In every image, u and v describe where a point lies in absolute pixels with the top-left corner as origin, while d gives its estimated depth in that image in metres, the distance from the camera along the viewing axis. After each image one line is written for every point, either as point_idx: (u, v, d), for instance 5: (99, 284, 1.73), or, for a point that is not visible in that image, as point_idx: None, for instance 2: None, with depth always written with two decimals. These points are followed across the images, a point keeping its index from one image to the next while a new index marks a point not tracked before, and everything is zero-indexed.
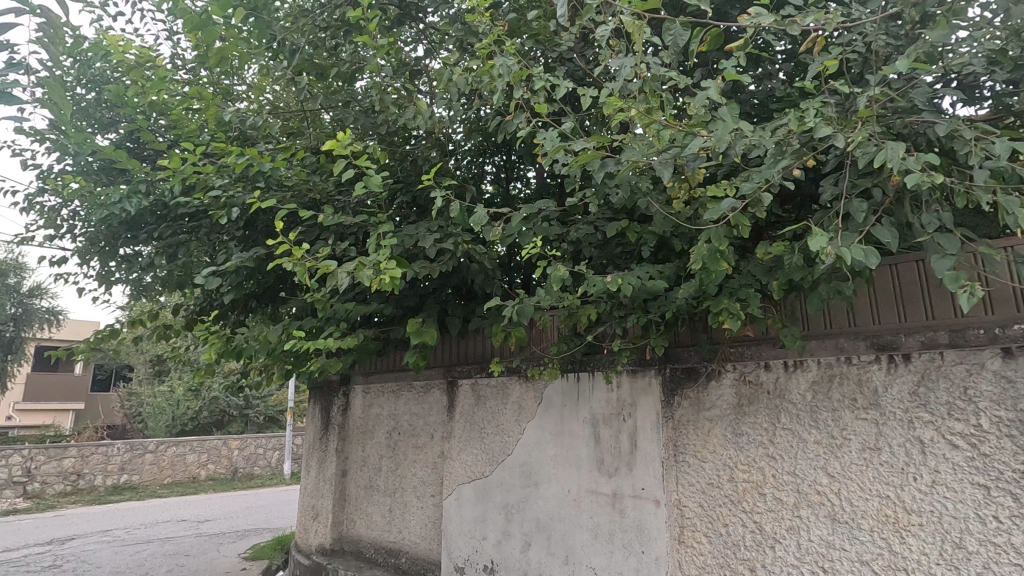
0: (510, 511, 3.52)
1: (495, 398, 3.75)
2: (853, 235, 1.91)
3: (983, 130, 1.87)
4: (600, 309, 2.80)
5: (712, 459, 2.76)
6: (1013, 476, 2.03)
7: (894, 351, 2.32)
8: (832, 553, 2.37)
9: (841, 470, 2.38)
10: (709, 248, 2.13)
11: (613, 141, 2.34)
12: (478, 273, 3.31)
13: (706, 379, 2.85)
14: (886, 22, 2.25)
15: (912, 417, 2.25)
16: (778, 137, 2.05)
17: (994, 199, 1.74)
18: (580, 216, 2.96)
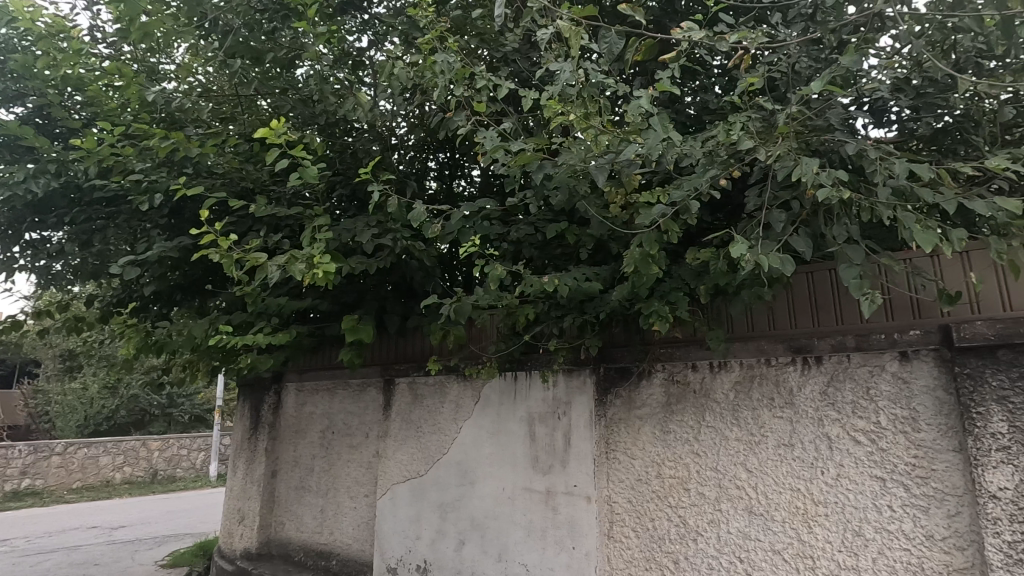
0: (445, 510, 3.51)
1: (433, 396, 3.72)
2: (772, 244, 2.03)
3: (887, 150, 2.03)
4: (538, 310, 2.84)
5: (641, 456, 2.87)
6: (906, 469, 2.20)
7: (808, 354, 2.48)
8: (749, 544, 2.51)
9: (758, 465, 2.53)
10: (641, 253, 2.22)
11: (552, 145, 2.38)
12: (418, 270, 3.28)
13: (638, 379, 2.95)
14: (808, 45, 2.39)
15: (822, 416, 2.41)
16: (707, 148, 2.15)
17: (894, 214, 1.89)
18: (521, 217, 2.98)
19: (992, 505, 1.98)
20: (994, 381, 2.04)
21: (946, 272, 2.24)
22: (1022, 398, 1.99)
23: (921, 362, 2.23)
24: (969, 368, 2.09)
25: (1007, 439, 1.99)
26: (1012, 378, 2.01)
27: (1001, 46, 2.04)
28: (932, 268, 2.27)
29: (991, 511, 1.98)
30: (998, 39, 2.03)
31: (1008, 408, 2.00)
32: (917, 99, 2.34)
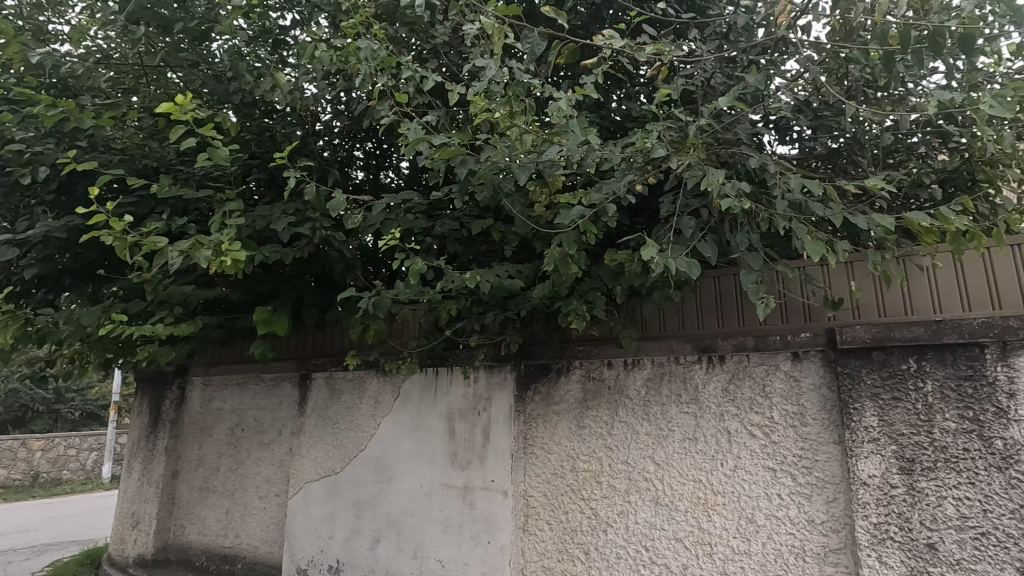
0: (360, 508, 3.43)
1: (351, 391, 3.62)
2: (681, 249, 2.14)
3: (786, 166, 2.19)
4: (461, 305, 2.84)
5: (558, 451, 2.94)
6: (793, 459, 2.40)
7: (713, 353, 2.63)
8: (654, 533, 2.64)
9: (665, 458, 2.66)
10: (560, 253, 2.28)
11: (477, 141, 2.38)
12: (338, 262, 3.17)
13: (556, 375, 3.02)
14: (723, 62, 2.53)
15: (723, 411, 2.57)
16: (625, 154, 2.22)
17: (789, 226, 2.05)
18: (446, 211, 2.96)
19: (862, 491, 2.20)
20: (868, 380, 2.26)
21: (832, 280, 2.45)
22: (890, 395, 2.22)
23: (809, 362, 2.43)
24: (848, 368, 2.31)
25: (877, 432, 2.21)
26: (883, 377, 2.24)
27: (885, 78, 2.25)
28: (821, 276, 2.48)
29: (862, 497, 2.20)
30: (883, 70, 2.24)
31: (879, 404, 2.23)
32: (815, 121, 2.54)
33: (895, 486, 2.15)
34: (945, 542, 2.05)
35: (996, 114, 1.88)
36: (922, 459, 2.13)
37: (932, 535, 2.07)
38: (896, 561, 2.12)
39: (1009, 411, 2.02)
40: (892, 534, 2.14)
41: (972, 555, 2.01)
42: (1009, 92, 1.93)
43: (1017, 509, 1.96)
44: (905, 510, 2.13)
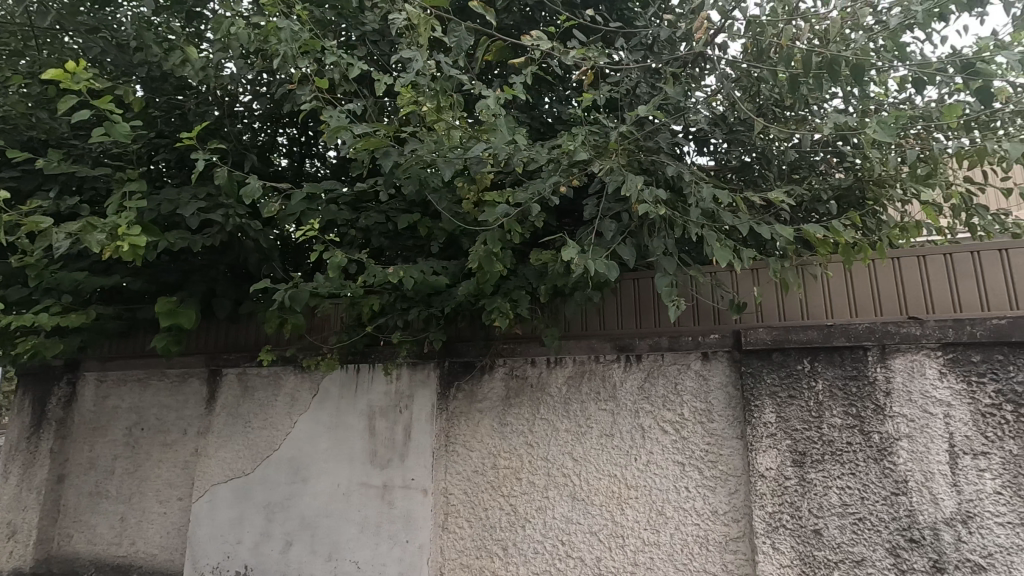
0: (271, 510, 3.28)
1: (266, 388, 3.46)
2: (602, 251, 2.21)
3: (700, 176, 2.31)
4: (384, 301, 2.78)
5: (479, 449, 2.95)
6: (699, 454, 2.54)
7: (630, 352, 2.73)
8: (570, 527, 2.71)
9: (583, 454, 2.73)
10: (485, 250, 2.28)
11: (403, 133, 2.33)
12: (254, 252, 3.01)
13: (480, 372, 3.03)
14: (647, 72, 2.62)
15: (638, 408, 2.67)
16: (551, 156, 2.26)
17: (701, 232, 2.16)
18: (371, 204, 2.88)
19: (760, 482, 2.35)
20: (768, 379, 2.43)
21: (740, 285, 2.62)
22: (787, 393, 2.39)
23: (717, 361, 2.58)
24: (751, 367, 2.47)
25: (774, 427, 2.38)
26: (781, 376, 2.41)
27: (790, 99, 2.41)
28: (730, 281, 2.64)
29: (760, 488, 2.35)
30: (788, 92, 2.40)
31: (777, 401, 2.40)
32: (730, 135, 2.68)
33: (789, 478, 2.32)
34: (829, 528, 2.24)
35: (881, 138, 2.07)
36: (812, 452, 2.31)
37: (818, 522, 2.26)
38: (787, 547, 2.29)
39: (885, 407, 2.24)
40: (784, 522, 2.30)
41: (851, 539, 2.21)
42: (892, 119, 2.13)
43: (889, 496, 2.18)
44: (796, 499, 2.30)
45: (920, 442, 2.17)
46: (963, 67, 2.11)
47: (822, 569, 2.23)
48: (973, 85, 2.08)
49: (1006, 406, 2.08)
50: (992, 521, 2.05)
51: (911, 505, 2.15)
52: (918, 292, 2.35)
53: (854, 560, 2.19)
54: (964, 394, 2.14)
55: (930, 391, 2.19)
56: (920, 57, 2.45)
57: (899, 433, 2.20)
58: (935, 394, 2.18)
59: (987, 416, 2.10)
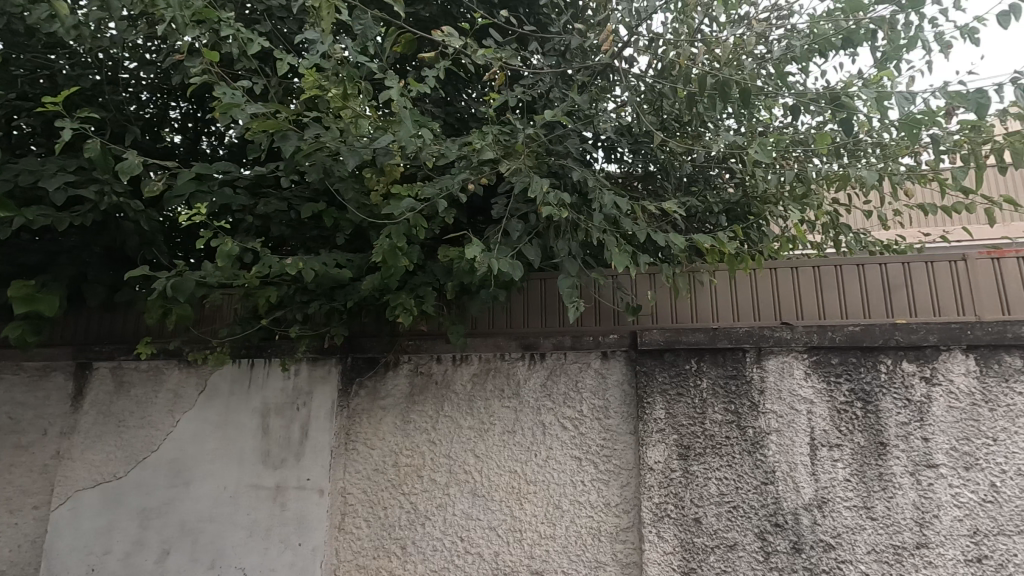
0: (147, 516, 3.01)
1: (146, 383, 3.18)
2: (507, 250, 2.24)
3: (603, 183, 2.41)
4: (281, 293, 2.64)
5: (381, 447, 2.89)
6: (596, 449, 2.64)
7: (534, 350, 2.79)
8: (470, 523, 2.72)
9: (485, 451, 2.76)
10: (389, 245, 2.24)
11: (305, 118, 2.22)
12: (134, 235, 2.75)
13: (384, 368, 2.97)
14: (559, 77, 2.67)
15: (540, 405, 2.74)
16: (461, 153, 2.26)
17: (602, 237, 2.25)
18: (271, 190, 2.73)
19: (649, 475, 2.49)
20: (660, 377, 2.58)
21: (638, 288, 2.76)
22: (675, 391, 2.55)
23: (615, 360, 2.70)
24: (645, 366, 2.61)
25: (663, 423, 2.52)
26: (671, 375, 2.57)
27: (688, 115, 2.56)
28: (629, 284, 2.77)
29: (649, 480, 2.49)
30: (686, 108, 2.54)
31: (667, 399, 2.55)
32: (635, 145, 2.81)
33: (674, 470, 2.48)
34: (708, 515, 2.42)
35: (761, 159, 2.26)
36: (695, 446, 2.48)
37: (698, 510, 2.43)
38: (671, 535, 2.44)
39: (759, 404, 2.45)
40: (669, 512, 2.45)
41: (725, 525, 2.40)
42: (771, 142, 2.33)
43: (759, 485, 2.39)
44: (680, 490, 2.46)
45: (787, 435, 2.40)
46: (832, 100, 2.36)
47: (701, 554, 2.40)
48: (839, 117, 2.32)
49: (857, 403, 2.35)
50: (841, 505, 2.31)
51: (777, 493, 2.37)
52: (792, 300, 2.59)
53: (727, 545, 2.38)
54: (824, 392, 2.39)
55: (796, 390, 2.43)
56: (801, 88, 2.69)
57: (769, 428, 2.42)
58: (800, 393, 2.42)
59: (842, 412, 2.36)
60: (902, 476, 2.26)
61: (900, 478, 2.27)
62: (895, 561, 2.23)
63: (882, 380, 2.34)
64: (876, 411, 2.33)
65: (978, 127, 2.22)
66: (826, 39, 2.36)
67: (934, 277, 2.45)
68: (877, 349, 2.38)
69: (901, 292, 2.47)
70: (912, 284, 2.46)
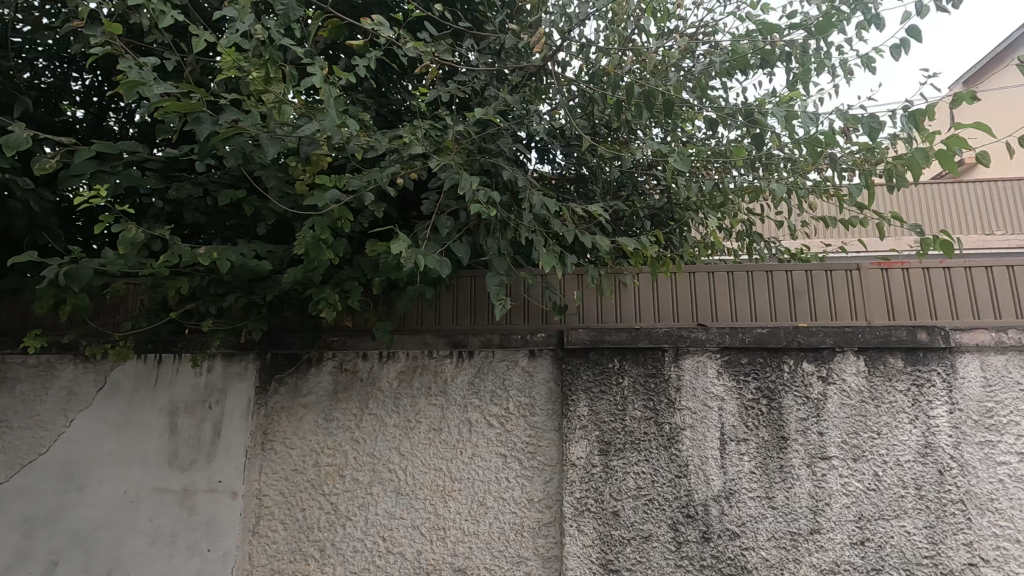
0: (32, 525, 2.76)
1: (34, 380, 2.90)
2: (435, 247, 2.22)
3: (533, 182, 2.44)
4: (194, 284, 2.48)
5: (300, 446, 2.78)
6: (521, 446, 2.67)
7: (462, 348, 2.79)
8: (392, 523, 2.68)
9: (410, 449, 2.72)
10: (312, 237, 2.16)
11: (222, 99, 2.10)
12: (23, 216, 2.50)
13: (307, 365, 2.86)
14: (494, 76, 2.67)
15: (467, 403, 2.74)
16: (390, 146, 2.21)
17: (530, 236, 2.28)
18: (184, 174, 2.56)
19: (571, 470, 2.55)
20: (584, 375, 2.64)
21: (566, 288, 2.82)
22: (599, 388, 2.63)
23: (542, 358, 2.74)
24: (570, 365, 2.67)
25: (586, 420, 2.59)
26: (594, 373, 2.64)
27: (617, 121, 2.64)
28: (558, 284, 2.82)
29: (571, 476, 2.55)
30: (615, 115, 2.62)
31: (590, 396, 2.62)
32: (567, 148, 2.85)
33: (595, 465, 2.55)
34: (625, 508, 2.51)
35: (681, 167, 2.37)
36: (616, 442, 2.56)
37: (616, 504, 2.51)
38: (590, 529, 2.51)
39: (675, 401, 2.57)
40: (589, 506, 2.52)
41: (641, 517, 2.50)
42: (691, 152, 2.45)
43: (673, 478, 2.51)
44: (600, 484, 2.53)
45: (700, 431, 2.53)
46: (747, 116, 2.51)
47: (617, 546, 2.49)
48: (753, 132, 2.47)
49: (762, 400, 2.52)
50: (746, 495, 2.46)
51: (689, 485, 2.49)
52: (708, 302, 2.72)
53: (642, 536, 2.48)
54: (734, 390, 2.54)
55: (709, 388, 2.56)
56: (722, 102, 2.84)
57: (684, 424, 2.54)
58: (713, 390, 2.56)
59: (749, 409, 2.52)
60: (799, 467, 2.45)
61: (798, 469, 2.45)
62: (791, 546, 2.42)
63: (785, 378, 2.52)
64: (779, 407, 2.50)
65: (871, 149, 2.43)
66: (743, 58, 2.51)
67: (832, 284, 2.66)
68: (781, 350, 2.55)
69: (804, 297, 2.67)
70: (813, 290, 2.66)
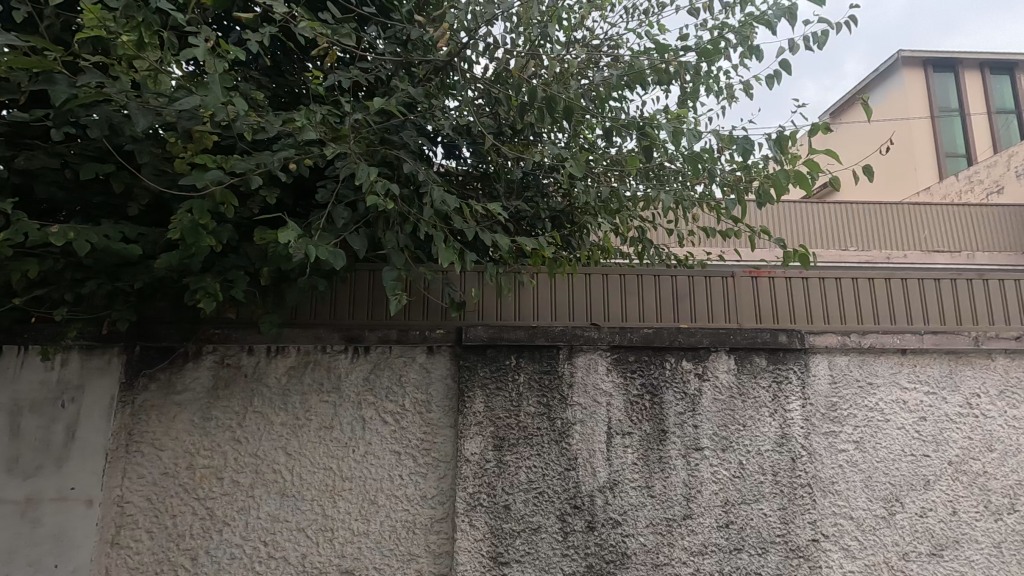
0: None
1: None
2: (328, 237, 2.13)
3: (435, 178, 2.42)
4: (45, 267, 2.20)
5: (172, 447, 2.56)
6: (415, 443, 2.65)
7: (358, 343, 2.71)
8: (275, 526, 2.55)
9: (298, 448, 2.60)
10: (191, 220, 2.00)
11: (85, 61, 1.89)
12: None
13: (183, 360, 2.64)
14: (400, 67, 2.62)
15: (361, 399, 2.66)
16: (282, 129, 2.10)
17: (428, 231, 2.26)
18: (37, 142, 2.26)
19: (465, 466, 2.56)
20: (481, 372, 2.67)
21: (466, 285, 2.82)
22: (495, 385, 2.66)
23: (440, 355, 2.74)
24: (468, 361, 2.68)
25: (481, 416, 2.62)
26: (492, 370, 2.67)
27: (522, 123, 2.70)
28: (458, 281, 2.82)
29: (464, 471, 2.56)
30: (520, 117, 2.67)
31: (486, 393, 2.65)
32: (473, 146, 2.86)
33: (488, 460, 2.58)
34: (516, 502, 2.57)
35: (577, 173, 2.48)
36: (509, 437, 2.61)
37: (508, 498, 2.57)
38: (481, 523, 2.54)
39: (567, 397, 2.67)
40: (481, 501, 2.55)
41: (531, 510, 2.57)
42: (587, 159, 2.56)
43: (563, 471, 2.61)
44: (493, 479, 2.57)
45: (589, 425, 2.65)
46: (641, 128, 2.66)
47: (508, 539, 2.54)
48: (645, 143, 2.63)
49: (646, 395, 2.69)
50: (629, 486, 2.62)
51: (578, 477, 2.61)
52: (602, 302, 2.85)
53: (532, 528, 2.56)
54: (621, 386, 2.69)
55: (599, 384, 2.69)
56: (621, 113, 2.99)
57: (575, 419, 2.65)
58: (602, 386, 2.69)
59: (635, 404, 2.68)
60: (676, 458, 2.64)
61: (675, 460, 2.65)
62: (666, 531, 2.60)
63: (667, 375, 2.71)
64: (660, 402, 2.68)
65: (746, 168, 2.68)
66: (640, 73, 2.65)
67: (711, 289, 2.90)
68: (664, 349, 2.74)
69: (686, 301, 2.88)
70: (695, 294, 2.88)
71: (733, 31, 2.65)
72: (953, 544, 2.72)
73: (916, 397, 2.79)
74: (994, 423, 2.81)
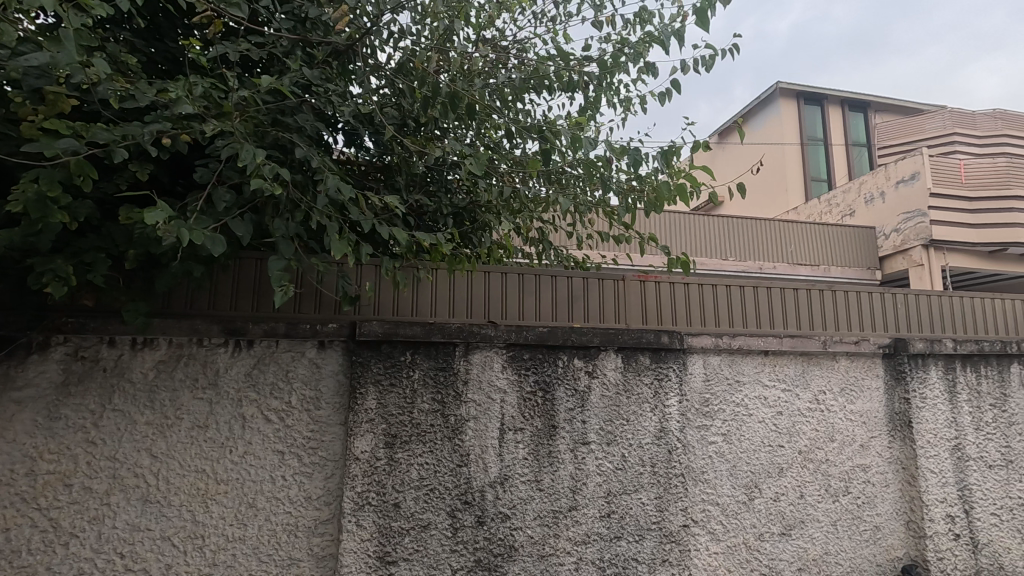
0: None
1: None
2: (206, 220, 1.96)
3: (330, 165, 2.31)
4: None
5: (8, 451, 2.24)
6: (301, 442, 2.53)
7: (240, 337, 2.52)
8: (134, 536, 2.32)
9: (165, 450, 2.38)
10: (37, 191, 1.75)
11: None
12: None
13: (25, 352, 2.31)
14: (296, 46, 2.48)
15: (241, 396, 2.49)
16: (156, 99, 1.91)
17: (320, 220, 2.16)
18: None
19: (354, 465, 2.48)
20: (374, 368, 2.60)
21: (362, 278, 2.73)
22: (389, 381, 2.61)
23: (331, 350, 2.63)
24: (361, 357, 2.60)
25: (373, 413, 2.55)
26: (386, 366, 2.61)
27: (425, 117, 2.66)
28: (353, 274, 2.72)
29: (352, 471, 2.48)
30: (423, 110, 2.63)
31: (379, 389, 2.58)
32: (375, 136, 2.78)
33: (379, 458, 2.52)
34: (406, 500, 2.53)
35: (478, 170, 2.48)
36: (402, 434, 2.57)
37: (398, 496, 2.52)
38: (369, 522, 2.47)
39: (462, 394, 2.68)
40: (370, 500, 2.49)
41: (421, 507, 2.55)
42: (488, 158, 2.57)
43: (455, 467, 2.61)
44: (383, 477, 2.51)
45: (482, 422, 2.68)
46: (543, 131, 2.73)
47: (396, 538, 2.50)
48: (545, 147, 2.70)
49: (539, 392, 2.77)
50: (518, 480, 2.68)
51: (469, 473, 2.62)
52: (500, 301, 2.89)
53: (421, 525, 2.54)
54: (515, 383, 2.75)
55: (494, 381, 2.73)
56: (525, 116, 3.05)
57: (468, 415, 2.67)
58: (497, 383, 2.73)
59: (528, 400, 2.75)
60: (564, 452, 2.75)
61: (563, 454, 2.75)
62: (552, 522, 2.70)
63: (559, 372, 2.81)
64: (551, 399, 2.78)
65: (638, 177, 2.83)
66: (544, 78, 2.72)
67: (603, 291, 3.04)
68: (558, 347, 2.83)
69: (580, 301, 3.00)
70: (588, 295, 3.01)
71: (631, 48, 2.80)
72: (799, 523, 3.08)
73: (774, 394, 3.12)
74: (835, 417, 3.21)
